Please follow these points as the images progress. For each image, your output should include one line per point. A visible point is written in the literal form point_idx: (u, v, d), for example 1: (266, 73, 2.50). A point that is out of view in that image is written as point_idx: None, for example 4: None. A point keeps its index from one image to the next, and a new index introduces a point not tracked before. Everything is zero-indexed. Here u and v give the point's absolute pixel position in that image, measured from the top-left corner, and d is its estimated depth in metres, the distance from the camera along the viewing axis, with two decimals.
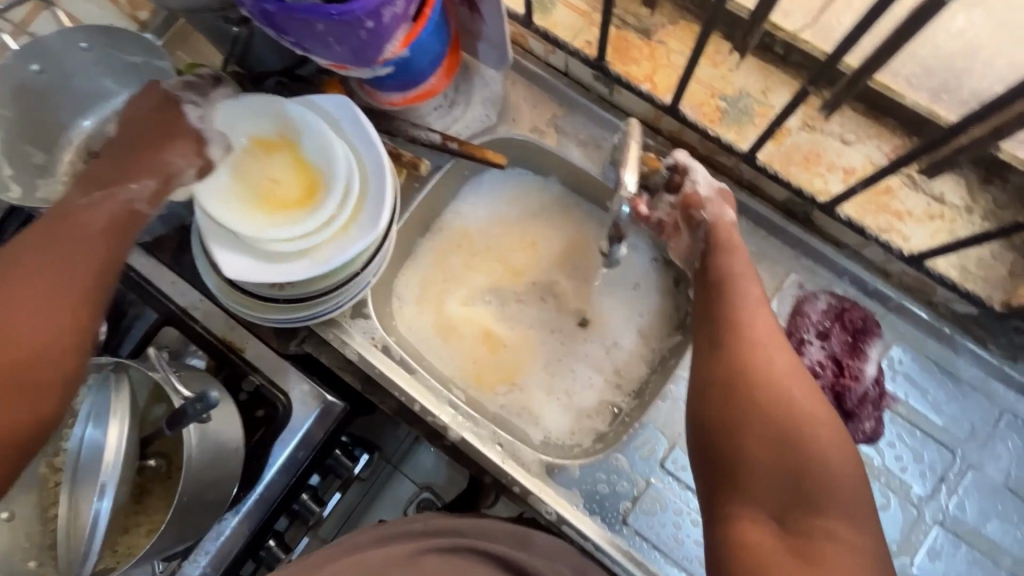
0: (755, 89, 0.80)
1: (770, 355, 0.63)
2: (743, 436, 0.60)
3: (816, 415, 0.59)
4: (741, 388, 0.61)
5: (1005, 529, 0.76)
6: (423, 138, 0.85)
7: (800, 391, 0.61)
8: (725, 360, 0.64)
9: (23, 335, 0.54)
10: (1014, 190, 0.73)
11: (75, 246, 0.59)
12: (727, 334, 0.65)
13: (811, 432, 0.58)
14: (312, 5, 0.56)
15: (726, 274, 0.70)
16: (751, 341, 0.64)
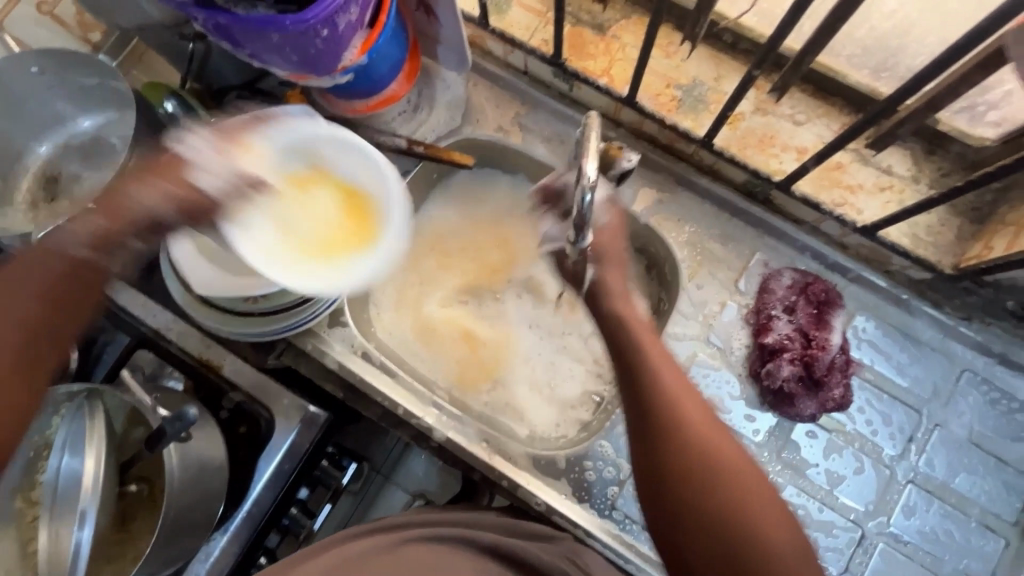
0: (708, 77, 0.83)
1: (695, 432, 0.56)
2: (680, 519, 0.55)
3: (749, 483, 0.54)
4: (668, 473, 0.55)
5: (972, 481, 0.79)
6: (389, 143, 0.85)
7: (729, 459, 0.55)
8: (649, 442, 0.57)
9: None
10: (956, 159, 0.77)
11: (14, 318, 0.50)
12: (645, 414, 0.58)
13: (746, 508, 0.53)
14: (265, 16, 0.56)
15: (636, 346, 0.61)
16: (675, 414, 0.57)
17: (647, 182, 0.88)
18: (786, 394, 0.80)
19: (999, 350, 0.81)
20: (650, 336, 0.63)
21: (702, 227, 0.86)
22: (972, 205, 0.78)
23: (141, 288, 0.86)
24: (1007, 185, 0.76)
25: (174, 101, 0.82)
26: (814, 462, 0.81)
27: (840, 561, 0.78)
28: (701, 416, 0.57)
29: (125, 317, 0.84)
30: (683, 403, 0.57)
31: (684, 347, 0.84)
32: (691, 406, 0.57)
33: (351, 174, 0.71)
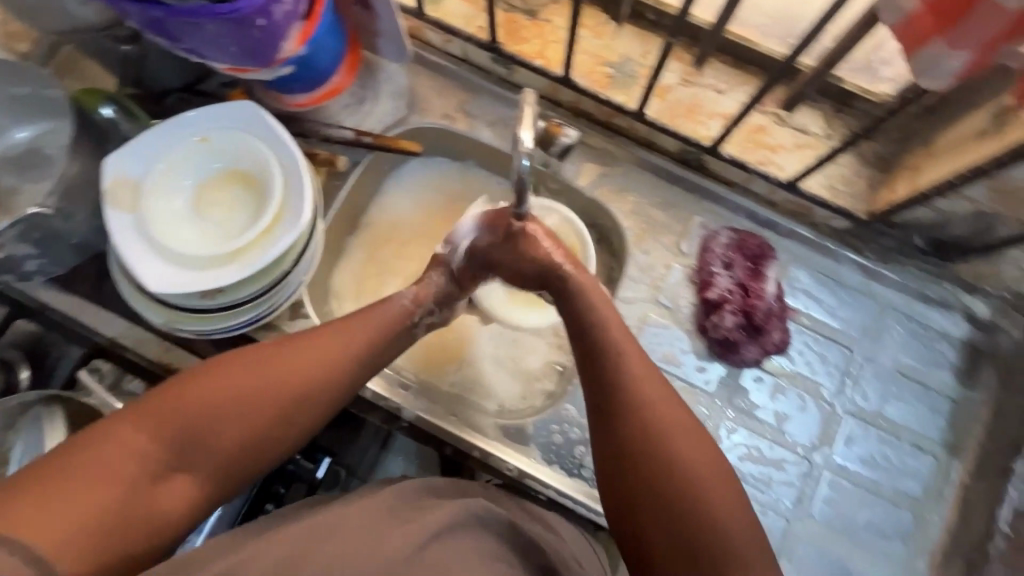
0: (636, 54, 0.89)
1: (655, 418, 0.60)
2: (643, 502, 0.58)
3: (707, 469, 0.58)
4: (631, 456, 0.60)
5: (902, 408, 0.87)
6: (336, 135, 0.87)
7: (689, 446, 0.59)
8: (615, 425, 0.61)
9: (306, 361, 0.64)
10: (862, 116, 0.83)
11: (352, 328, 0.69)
12: (609, 400, 0.62)
13: (702, 492, 0.57)
14: (199, 7, 0.58)
15: (599, 337, 0.65)
16: (640, 401, 0.61)
17: (589, 158, 0.92)
18: (731, 342, 0.86)
19: (917, 287, 0.88)
20: (617, 326, 0.66)
21: (643, 196, 0.91)
22: (879, 155, 0.86)
23: (91, 298, 0.86)
24: (906, 136, 0.81)
25: (112, 106, 0.80)
26: (762, 404, 0.87)
27: (792, 494, 0.84)
28: (664, 401, 0.61)
29: (80, 329, 0.87)
30: (645, 389, 0.62)
31: (636, 309, 0.89)
32: (653, 393, 0.62)
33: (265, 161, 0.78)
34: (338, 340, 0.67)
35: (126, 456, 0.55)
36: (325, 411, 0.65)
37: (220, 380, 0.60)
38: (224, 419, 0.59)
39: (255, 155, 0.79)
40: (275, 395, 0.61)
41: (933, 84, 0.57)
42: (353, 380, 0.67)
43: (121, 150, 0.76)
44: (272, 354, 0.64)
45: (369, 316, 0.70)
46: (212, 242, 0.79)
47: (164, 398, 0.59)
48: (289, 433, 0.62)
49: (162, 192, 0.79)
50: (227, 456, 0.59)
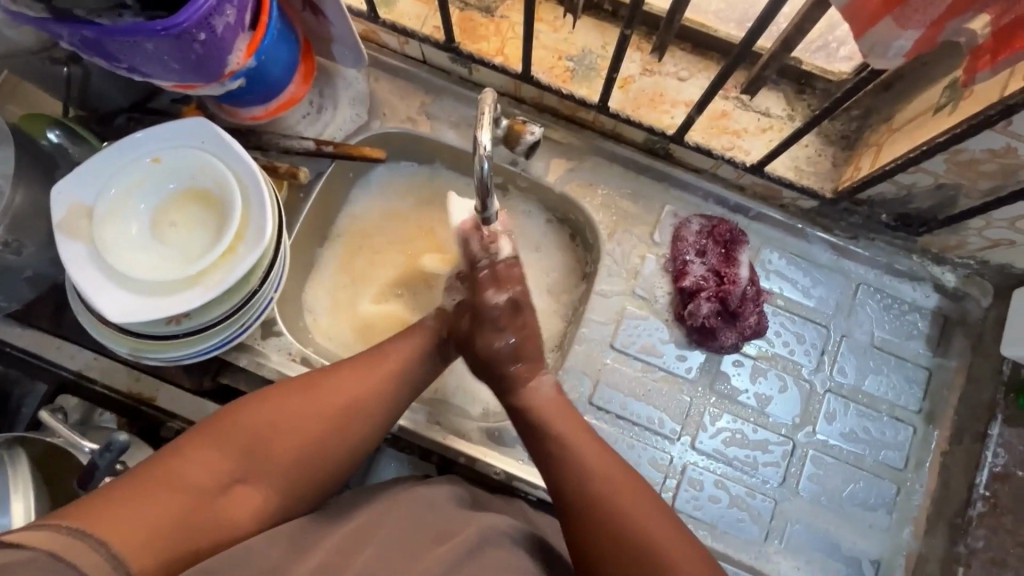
0: (596, 46, 0.88)
1: (612, 491, 0.64)
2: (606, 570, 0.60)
3: (665, 532, 0.61)
4: (594, 531, 0.62)
5: (880, 382, 0.88)
6: (297, 146, 0.84)
7: (639, 506, 0.63)
8: (573, 508, 0.64)
9: (352, 385, 0.67)
10: (822, 95, 0.85)
11: (390, 354, 0.71)
12: (566, 481, 0.65)
13: (665, 548, 0.60)
14: (134, 25, 0.55)
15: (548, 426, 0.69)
16: (593, 479, 0.65)
17: (556, 154, 0.91)
18: (709, 329, 0.86)
19: (886, 261, 0.89)
20: (561, 415, 0.70)
21: (613, 188, 0.91)
22: (842, 133, 0.86)
23: (52, 331, 0.84)
24: (865, 111, 0.84)
25: (57, 129, 0.79)
26: (744, 388, 0.87)
27: (778, 474, 0.85)
28: (603, 468, 0.65)
29: (42, 365, 0.85)
30: (583, 455, 0.66)
31: (613, 303, 0.88)
32: (607, 465, 0.66)
33: (224, 176, 0.76)
34: (377, 361, 0.70)
35: (196, 468, 0.59)
36: (373, 430, 0.67)
37: (276, 399, 0.64)
38: (281, 434, 0.63)
39: (211, 173, 0.76)
40: (327, 411, 0.65)
41: (883, 64, 0.57)
42: (397, 399, 0.70)
43: (69, 178, 0.73)
44: (319, 379, 0.67)
45: (406, 338, 0.73)
46: (171, 266, 0.76)
47: (227, 416, 0.63)
48: (340, 449, 0.65)
49: (119, 220, 0.76)
50: (285, 470, 0.62)
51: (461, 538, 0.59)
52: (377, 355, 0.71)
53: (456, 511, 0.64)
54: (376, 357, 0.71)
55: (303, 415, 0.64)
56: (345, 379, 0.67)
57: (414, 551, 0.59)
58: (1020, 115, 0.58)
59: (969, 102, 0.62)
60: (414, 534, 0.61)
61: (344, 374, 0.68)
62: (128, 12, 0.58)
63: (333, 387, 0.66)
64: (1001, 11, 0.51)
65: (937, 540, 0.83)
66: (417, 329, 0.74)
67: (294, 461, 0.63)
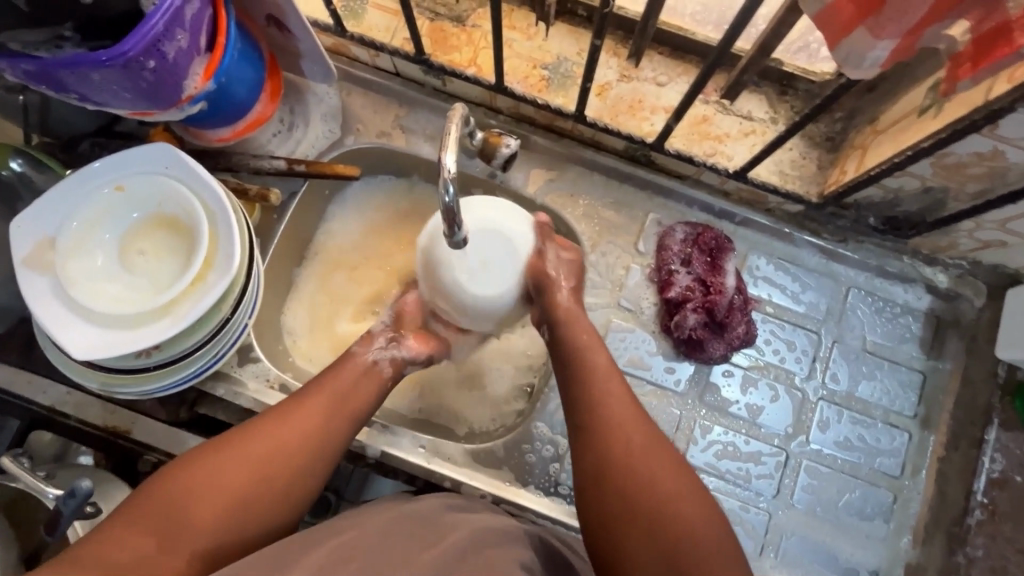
0: (571, 53, 0.86)
1: (627, 432, 0.66)
2: (614, 492, 0.63)
3: (667, 480, 0.62)
4: (597, 467, 0.64)
5: (874, 387, 0.86)
6: (267, 167, 0.82)
7: (645, 441, 0.65)
8: (585, 439, 0.66)
9: (281, 431, 0.65)
10: (805, 96, 0.83)
11: (324, 392, 0.69)
12: (583, 418, 0.68)
13: (669, 485, 0.62)
14: (78, 56, 0.53)
15: (575, 361, 0.71)
16: (607, 419, 0.66)
17: (536, 165, 0.89)
18: (696, 341, 0.83)
19: (877, 263, 0.87)
20: (597, 348, 0.72)
21: (595, 198, 0.89)
22: (826, 134, 0.84)
23: (23, 367, 0.82)
24: (850, 113, 0.81)
25: (20, 158, 0.76)
26: (734, 399, 0.85)
27: (772, 486, 0.83)
28: (621, 400, 0.68)
29: (14, 401, 0.82)
30: (609, 383, 0.69)
31: (598, 316, 0.86)
32: (625, 410, 0.67)
33: (187, 207, 0.73)
34: (308, 403, 0.67)
35: (120, 545, 0.55)
36: (310, 471, 0.65)
37: (202, 460, 0.61)
38: (209, 495, 0.60)
39: (177, 199, 0.74)
40: (257, 463, 0.62)
41: (858, 76, 0.55)
42: (333, 437, 0.67)
43: (27, 211, 0.71)
44: (248, 429, 0.64)
45: (333, 378, 0.71)
46: (139, 297, 0.74)
47: (150, 490, 0.60)
48: (275, 497, 0.62)
49: (83, 253, 0.73)
50: (217, 530, 0.59)
51: (451, 541, 0.60)
52: (306, 395, 0.68)
53: (447, 515, 0.65)
54: (305, 397, 0.68)
55: (229, 470, 0.61)
56: (273, 426, 0.65)
57: (407, 551, 0.59)
58: (1007, 120, 0.56)
59: (953, 106, 0.60)
60: (406, 537, 0.61)
61: (271, 420, 0.65)
62: (67, 44, 0.55)
63: (261, 437, 0.64)
64: (982, 15, 0.49)
65: (935, 550, 0.81)
66: (347, 365, 0.72)
67: (223, 522, 0.59)
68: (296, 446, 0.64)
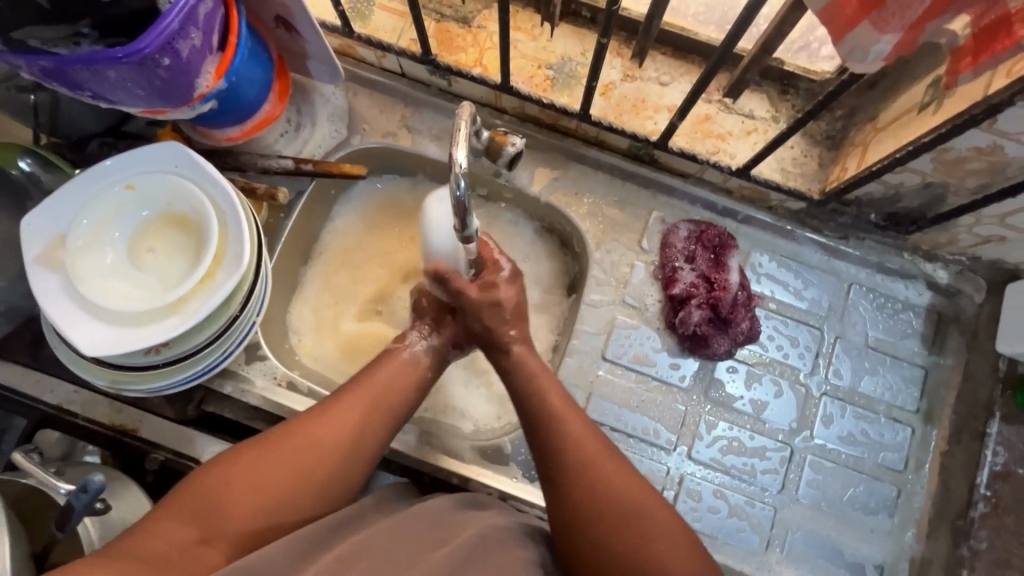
0: (575, 53, 0.87)
1: (602, 467, 0.65)
2: (592, 532, 0.62)
3: (651, 518, 0.62)
4: (575, 513, 0.63)
5: (876, 383, 0.86)
6: (275, 166, 0.82)
7: (617, 475, 0.64)
8: (559, 478, 0.65)
9: (328, 425, 0.66)
10: (805, 95, 0.84)
11: (372, 387, 0.70)
12: (553, 465, 0.66)
13: (649, 518, 0.62)
14: (94, 53, 0.54)
15: (540, 405, 0.70)
16: (579, 462, 0.65)
17: (541, 164, 0.90)
18: (701, 337, 0.84)
19: (878, 260, 0.88)
20: (552, 385, 0.72)
21: (599, 197, 0.90)
22: (827, 133, 0.85)
23: (31, 365, 0.82)
24: (850, 111, 0.83)
25: (29, 158, 0.77)
26: (739, 395, 0.86)
27: (777, 481, 0.84)
28: (586, 438, 0.67)
29: (21, 400, 0.83)
30: (570, 421, 0.68)
31: (603, 313, 0.87)
32: (596, 450, 0.66)
33: (201, 205, 0.74)
34: (355, 398, 0.69)
35: (163, 535, 0.56)
36: (348, 471, 0.65)
37: (244, 453, 0.63)
38: (251, 489, 0.60)
39: (188, 199, 0.74)
40: (297, 460, 0.63)
41: (862, 69, 0.56)
42: (371, 437, 0.68)
43: (39, 209, 0.71)
44: (298, 422, 0.66)
45: (373, 376, 0.72)
46: (148, 294, 0.74)
47: (193, 483, 0.61)
48: (314, 495, 0.63)
49: (92, 251, 0.73)
50: (258, 525, 0.59)
51: (459, 542, 0.59)
52: (352, 390, 0.70)
53: (454, 517, 0.64)
54: (349, 393, 0.69)
55: (277, 462, 0.62)
56: (322, 420, 0.66)
57: (416, 554, 0.58)
58: (1005, 114, 0.57)
59: (953, 101, 0.61)
60: (416, 538, 0.60)
61: (318, 414, 0.67)
62: (85, 41, 0.56)
63: (308, 432, 0.65)
64: (982, 10, 0.50)
65: (940, 544, 0.82)
66: (391, 359, 0.74)
67: (269, 512, 0.60)
68: (342, 440, 0.65)
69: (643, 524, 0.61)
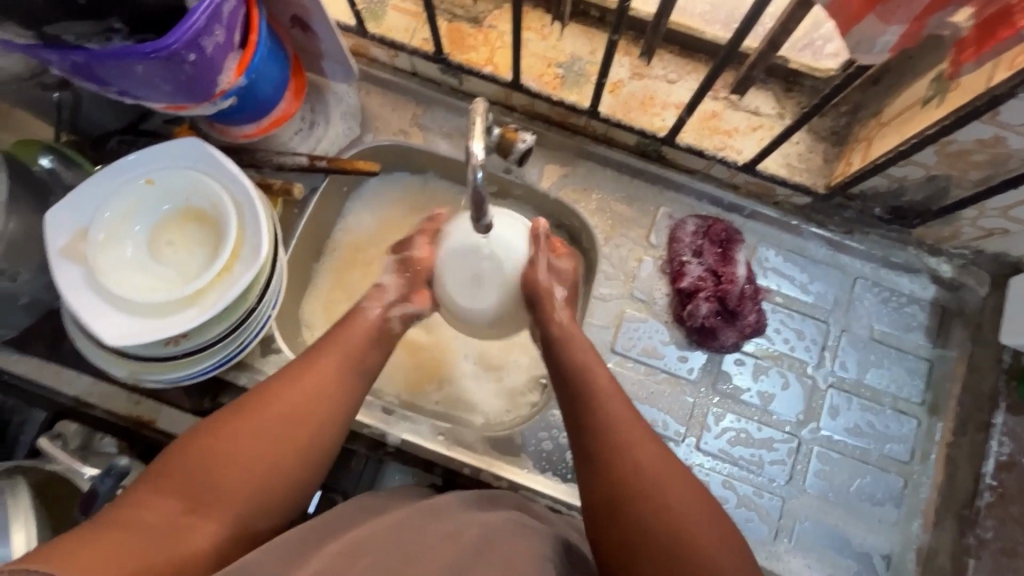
0: (584, 52, 0.89)
1: (634, 440, 0.65)
2: (626, 506, 0.61)
3: (682, 505, 0.61)
4: (608, 488, 0.63)
5: (882, 375, 0.88)
6: (290, 163, 0.84)
7: (650, 451, 0.65)
8: (592, 451, 0.66)
9: (303, 389, 0.66)
10: (810, 92, 0.86)
11: (341, 350, 0.71)
12: (588, 436, 0.67)
13: (677, 493, 0.62)
14: (125, 48, 0.56)
15: (578, 382, 0.70)
16: (616, 441, 0.65)
17: (550, 161, 0.92)
18: (709, 329, 0.85)
19: (882, 254, 0.90)
20: (596, 362, 0.72)
21: (607, 193, 0.91)
22: (831, 129, 0.87)
23: (50, 358, 0.84)
24: (854, 107, 0.84)
25: (50, 155, 0.79)
26: (746, 387, 0.87)
27: (785, 472, 0.85)
28: (623, 412, 0.68)
29: (40, 392, 0.84)
30: (608, 397, 0.69)
31: (613, 307, 0.88)
32: (632, 432, 0.66)
33: (216, 197, 0.75)
34: (326, 361, 0.69)
35: (151, 508, 0.55)
36: (328, 429, 0.66)
37: (225, 423, 0.62)
38: (236, 456, 0.60)
39: (205, 192, 0.76)
40: (276, 422, 0.63)
41: (870, 60, 0.58)
42: (347, 396, 0.69)
43: (63, 202, 0.73)
44: (274, 388, 0.66)
45: (340, 336, 0.72)
46: (169, 286, 0.76)
47: (177, 456, 0.60)
48: (298, 457, 0.63)
49: (116, 242, 0.75)
50: (245, 491, 0.59)
51: (464, 539, 0.60)
52: (322, 353, 0.70)
53: (460, 515, 0.64)
54: (318, 356, 0.70)
55: (260, 428, 0.62)
56: (297, 384, 0.66)
57: (417, 548, 0.58)
58: (1007, 106, 0.59)
59: (956, 95, 0.63)
60: (418, 534, 0.60)
61: (291, 378, 0.67)
62: (116, 36, 0.58)
63: (285, 398, 0.65)
64: (984, 2, 0.52)
65: (946, 533, 0.83)
66: (356, 324, 0.74)
67: (254, 480, 0.60)
68: (316, 402, 0.66)
69: (673, 500, 0.61)
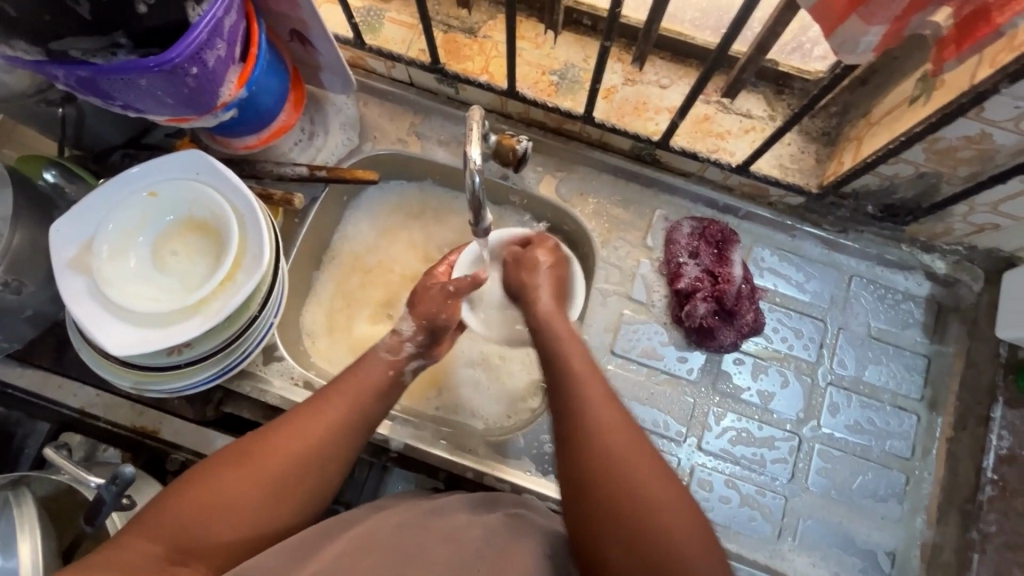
0: (578, 59, 0.91)
1: (608, 431, 0.61)
2: (598, 502, 0.59)
3: (678, 520, 0.57)
4: (586, 481, 0.60)
5: (881, 371, 0.88)
6: (291, 173, 0.85)
7: (628, 443, 0.61)
8: (572, 437, 0.62)
9: (298, 438, 0.63)
10: (800, 95, 0.88)
11: (345, 398, 0.67)
12: (568, 421, 0.63)
13: (657, 493, 0.58)
14: (128, 62, 0.57)
15: (570, 389, 0.64)
16: (600, 446, 0.60)
17: (546, 168, 0.93)
18: (707, 329, 0.86)
19: (877, 252, 0.91)
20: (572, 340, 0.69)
21: (604, 197, 0.93)
22: (822, 129, 0.88)
23: (54, 369, 0.85)
24: (844, 107, 0.85)
25: (54, 169, 0.80)
26: (746, 386, 0.88)
27: (787, 470, 0.85)
28: (603, 402, 0.63)
29: (46, 405, 0.85)
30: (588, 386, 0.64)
31: (611, 309, 0.89)
32: (621, 436, 0.61)
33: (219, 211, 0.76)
34: (328, 408, 0.66)
35: (134, 553, 0.55)
36: (322, 482, 0.63)
37: (219, 470, 0.60)
38: (228, 510, 0.58)
39: (207, 204, 0.77)
40: (268, 481, 0.60)
41: (854, 60, 0.60)
42: (349, 444, 0.66)
43: (63, 216, 0.74)
44: (268, 435, 0.63)
45: (351, 379, 0.69)
46: (173, 296, 0.77)
47: (170, 502, 0.58)
48: (291, 510, 0.62)
49: (122, 254, 0.76)
50: (237, 542, 0.59)
51: (463, 545, 0.59)
52: (319, 396, 0.67)
53: (460, 510, 0.65)
54: (316, 401, 0.67)
55: (252, 478, 0.60)
56: (290, 432, 0.63)
57: (418, 545, 0.59)
58: (991, 102, 0.60)
59: (941, 93, 0.65)
60: (415, 531, 0.61)
61: (287, 425, 0.64)
62: (121, 50, 0.61)
63: (279, 448, 0.62)
64: (961, 3, 0.54)
65: (949, 528, 0.83)
66: (360, 367, 0.71)
67: (243, 528, 0.59)
68: (314, 453, 0.63)
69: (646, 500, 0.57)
